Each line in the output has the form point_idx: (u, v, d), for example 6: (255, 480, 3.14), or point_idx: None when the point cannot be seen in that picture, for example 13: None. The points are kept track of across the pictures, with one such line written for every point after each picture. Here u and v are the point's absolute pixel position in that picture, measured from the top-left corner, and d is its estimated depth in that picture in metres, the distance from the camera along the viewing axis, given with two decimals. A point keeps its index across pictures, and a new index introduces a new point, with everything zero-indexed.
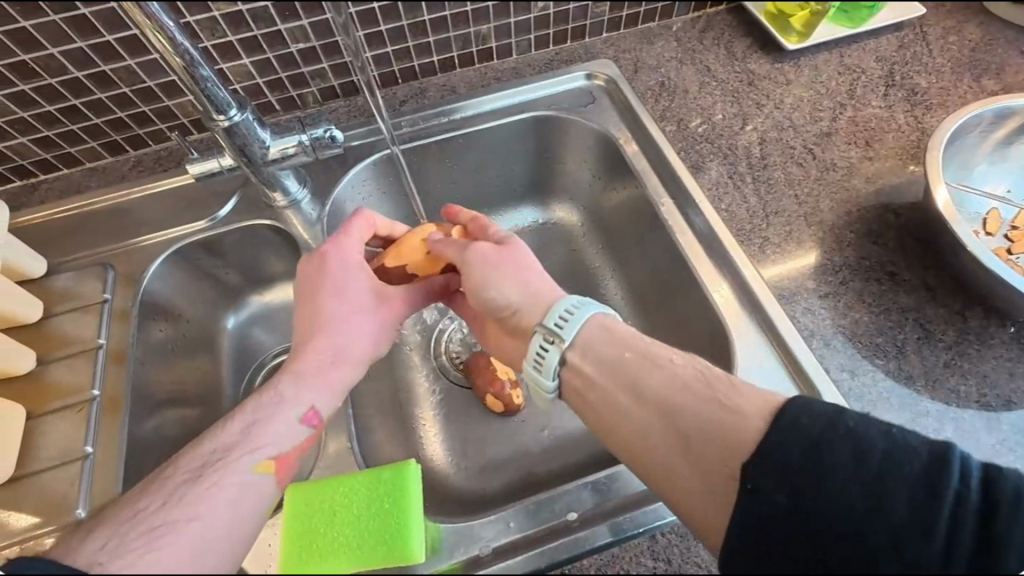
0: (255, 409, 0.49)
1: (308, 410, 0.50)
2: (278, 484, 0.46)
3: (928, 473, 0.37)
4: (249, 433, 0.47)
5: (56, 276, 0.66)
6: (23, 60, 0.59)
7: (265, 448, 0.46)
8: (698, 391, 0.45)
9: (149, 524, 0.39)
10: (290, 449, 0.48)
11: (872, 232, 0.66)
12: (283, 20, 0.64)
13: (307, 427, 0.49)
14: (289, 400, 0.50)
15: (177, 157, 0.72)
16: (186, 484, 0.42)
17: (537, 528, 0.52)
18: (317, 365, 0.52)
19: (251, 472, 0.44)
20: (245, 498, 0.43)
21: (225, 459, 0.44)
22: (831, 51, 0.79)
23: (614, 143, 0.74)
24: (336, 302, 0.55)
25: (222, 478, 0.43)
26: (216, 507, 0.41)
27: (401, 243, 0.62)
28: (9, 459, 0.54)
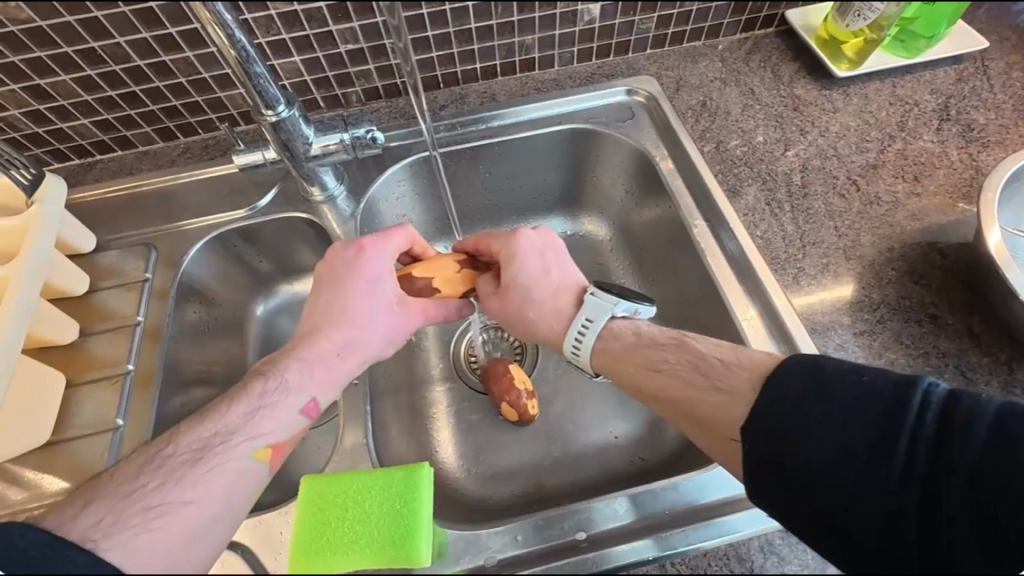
0: (260, 395, 0.50)
1: (309, 403, 0.51)
2: (271, 470, 0.48)
3: (887, 415, 0.40)
4: (252, 418, 0.48)
5: (104, 253, 0.69)
6: (92, 47, 0.62)
7: (265, 436, 0.48)
8: (694, 378, 0.50)
9: (146, 503, 0.42)
10: (287, 439, 0.49)
11: (915, 271, 0.63)
12: (335, 21, 0.66)
13: (305, 418, 0.51)
14: (293, 389, 0.51)
15: (224, 147, 0.75)
16: (187, 464, 0.44)
17: (542, 545, 0.52)
18: (325, 356, 0.53)
19: (250, 458, 0.46)
20: (237, 485, 0.45)
21: (227, 443, 0.46)
22: (883, 81, 0.76)
23: (649, 160, 0.74)
24: (360, 295, 0.55)
25: (222, 463, 0.45)
26: (209, 492, 0.43)
27: (433, 259, 0.62)
28: (47, 425, 0.57)
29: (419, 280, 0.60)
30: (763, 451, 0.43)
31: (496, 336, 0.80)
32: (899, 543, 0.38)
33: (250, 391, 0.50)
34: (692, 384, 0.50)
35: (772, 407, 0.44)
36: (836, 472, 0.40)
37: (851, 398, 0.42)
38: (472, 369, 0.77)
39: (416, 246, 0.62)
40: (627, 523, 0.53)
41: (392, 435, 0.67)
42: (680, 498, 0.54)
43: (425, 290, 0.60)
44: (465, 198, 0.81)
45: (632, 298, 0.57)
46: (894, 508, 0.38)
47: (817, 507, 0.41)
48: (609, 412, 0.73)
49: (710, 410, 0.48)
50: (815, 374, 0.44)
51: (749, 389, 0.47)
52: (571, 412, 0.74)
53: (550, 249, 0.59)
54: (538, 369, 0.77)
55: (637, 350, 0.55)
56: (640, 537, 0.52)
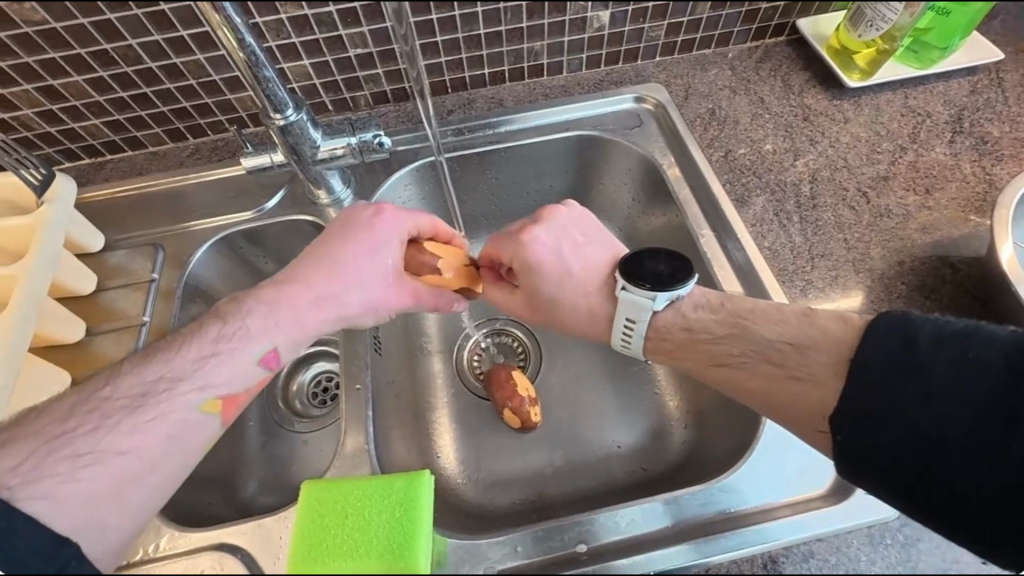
0: (215, 339, 0.49)
1: (268, 352, 0.51)
2: (223, 421, 0.49)
3: (998, 382, 0.40)
4: (202, 366, 0.48)
5: (111, 252, 0.70)
6: (104, 48, 0.63)
7: (216, 388, 0.48)
8: (766, 369, 0.51)
9: (76, 449, 0.44)
10: (241, 390, 0.50)
11: (925, 285, 0.62)
12: (345, 26, 0.66)
13: (263, 369, 0.51)
14: (253, 337, 0.50)
15: (232, 149, 0.76)
16: (128, 410, 0.46)
17: (543, 557, 0.51)
18: (298, 308, 0.52)
19: (197, 410, 0.47)
20: (182, 432, 0.47)
21: (171, 391, 0.47)
22: (895, 91, 0.76)
23: (657, 168, 0.74)
24: (360, 255, 0.54)
25: (165, 411, 0.46)
26: (151, 440, 0.45)
27: (446, 245, 0.62)
28: None
29: (427, 255, 0.60)
30: (852, 431, 0.44)
31: (500, 342, 0.80)
32: (957, 496, 0.40)
33: (199, 340, 0.49)
34: (763, 374, 0.51)
35: (858, 388, 0.44)
36: (937, 443, 0.41)
37: (949, 365, 0.42)
38: (475, 375, 0.77)
39: (440, 234, 0.62)
40: (627, 536, 0.52)
41: (394, 440, 0.66)
42: (685, 510, 0.53)
43: (428, 268, 0.60)
44: (473, 203, 0.81)
45: (669, 285, 0.55)
46: (948, 467, 0.40)
47: (870, 456, 0.43)
48: (613, 422, 0.73)
49: (781, 399, 0.50)
50: (903, 347, 0.43)
51: (833, 378, 0.47)
52: (575, 421, 0.73)
53: (569, 235, 0.59)
54: (542, 377, 0.77)
55: (696, 347, 0.55)
56: (680, 542, 0.51)
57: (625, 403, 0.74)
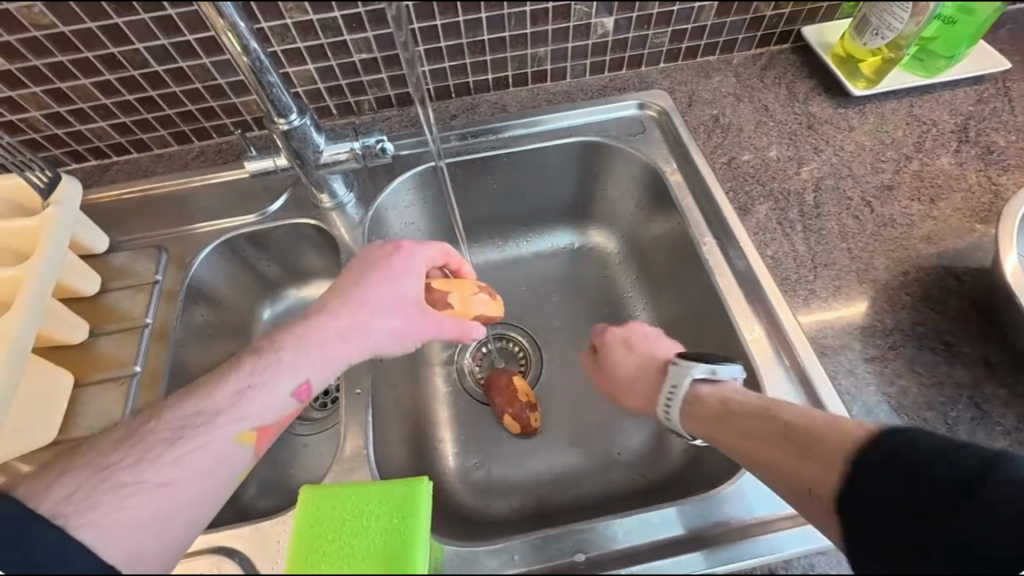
0: (253, 369, 0.49)
1: (301, 385, 0.50)
2: (255, 455, 0.48)
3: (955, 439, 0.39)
4: (239, 400, 0.48)
5: (116, 254, 0.70)
6: (112, 52, 0.64)
7: (251, 420, 0.48)
8: (790, 447, 0.47)
9: (121, 480, 0.42)
10: (274, 423, 0.49)
11: (930, 296, 0.62)
12: (350, 31, 0.67)
13: (295, 401, 0.50)
14: (286, 368, 0.50)
15: (236, 152, 0.76)
16: (167, 442, 0.45)
17: (541, 565, 0.51)
18: (326, 340, 0.52)
19: (233, 442, 0.47)
20: (220, 467, 0.46)
21: (211, 422, 0.46)
22: (900, 100, 0.75)
23: (660, 175, 0.74)
24: (378, 287, 0.54)
25: (204, 444, 0.45)
26: (188, 473, 0.44)
27: (461, 280, 0.63)
28: (53, 424, 0.58)
29: (439, 291, 0.60)
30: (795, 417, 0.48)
31: (501, 347, 0.80)
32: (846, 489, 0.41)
33: (234, 374, 0.49)
34: (797, 453, 0.46)
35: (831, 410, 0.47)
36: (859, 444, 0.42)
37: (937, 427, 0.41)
38: (475, 380, 0.77)
39: (451, 264, 0.62)
40: (626, 546, 0.52)
41: (394, 445, 0.66)
42: (686, 520, 0.53)
43: (439, 301, 0.60)
44: (475, 207, 0.81)
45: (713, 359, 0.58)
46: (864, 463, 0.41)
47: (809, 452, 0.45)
48: (613, 429, 0.73)
49: (800, 473, 0.45)
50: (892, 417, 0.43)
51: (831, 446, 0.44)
52: (575, 427, 0.73)
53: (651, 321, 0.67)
54: (541, 382, 0.77)
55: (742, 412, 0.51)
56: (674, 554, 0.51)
57: (625, 409, 0.74)
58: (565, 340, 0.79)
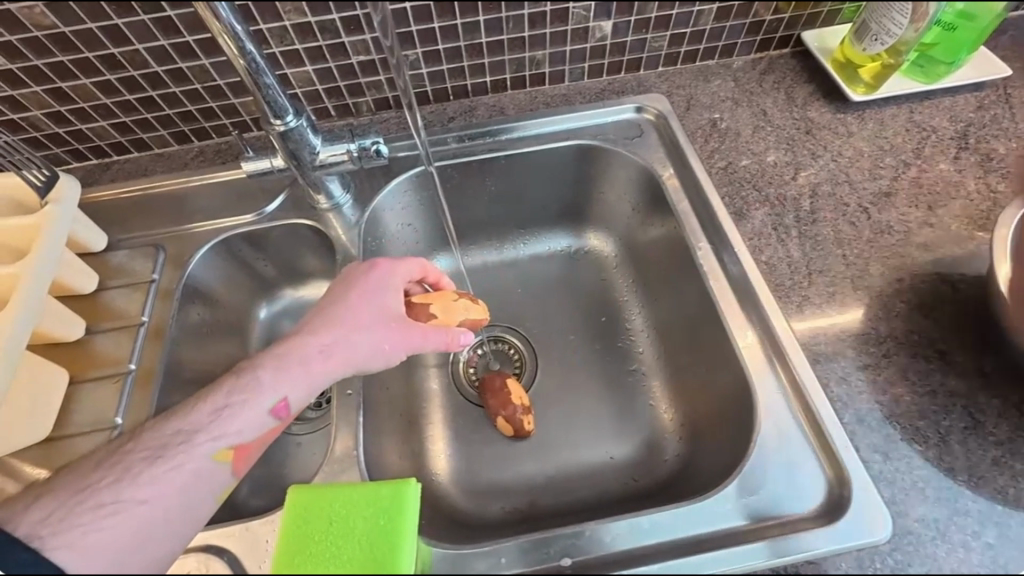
0: (228, 392, 0.50)
1: (279, 402, 0.50)
2: (234, 473, 0.48)
3: None
4: (218, 417, 0.49)
5: (114, 252, 0.71)
6: (112, 52, 0.64)
7: (229, 437, 0.48)
8: None
9: (100, 500, 0.44)
10: (252, 441, 0.49)
11: (924, 303, 0.61)
12: (348, 33, 0.67)
13: (274, 418, 0.50)
14: (263, 387, 0.50)
15: (235, 152, 0.77)
16: (149, 459, 0.46)
17: (528, 568, 0.51)
18: (303, 357, 0.53)
19: (210, 460, 0.47)
20: (196, 485, 0.46)
21: (190, 441, 0.47)
22: (900, 106, 0.75)
23: (657, 179, 0.74)
24: (355, 303, 0.56)
25: (182, 462, 0.46)
26: (166, 491, 0.45)
27: (442, 293, 0.63)
28: (48, 419, 0.58)
29: (420, 306, 0.61)
30: None
31: (496, 348, 0.80)
32: None
33: (215, 393, 0.50)
34: None
35: None
36: None
37: None
38: (470, 382, 0.77)
39: (428, 277, 0.63)
40: (616, 551, 0.52)
41: (387, 447, 0.66)
42: (675, 530, 0.53)
43: (420, 314, 0.60)
44: (471, 209, 0.81)
45: None
46: None
47: None
48: (606, 433, 0.73)
49: None
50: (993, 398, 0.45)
51: None
52: (568, 430, 0.73)
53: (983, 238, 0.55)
54: (536, 385, 0.77)
55: None
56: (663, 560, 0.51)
57: (619, 414, 0.74)
58: (559, 343, 0.79)
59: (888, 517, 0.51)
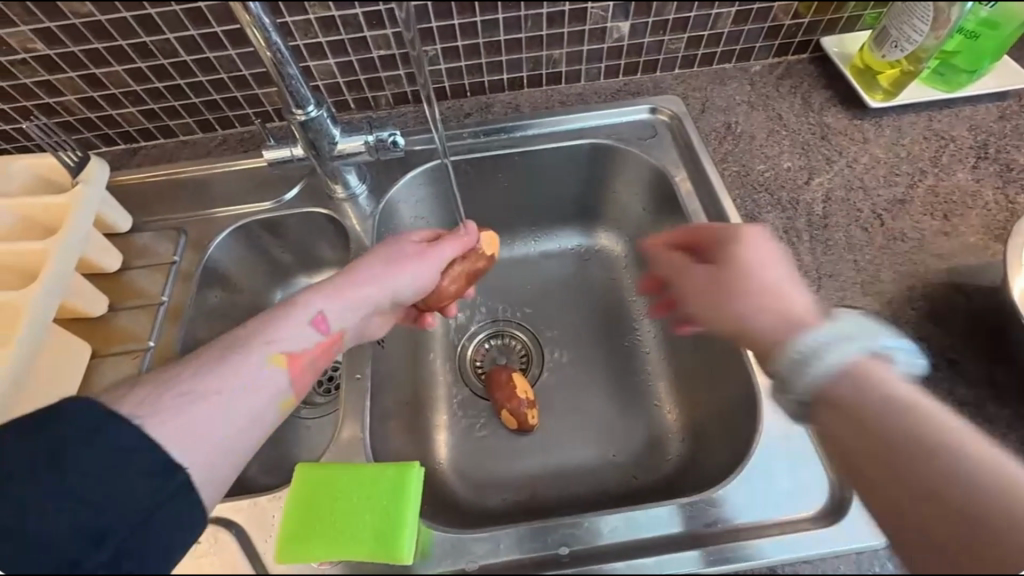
0: (269, 313, 0.52)
1: (318, 316, 0.53)
2: (289, 379, 0.50)
3: None
4: (263, 329, 0.51)
5: (138, 234, 0.74)
6: (144, 41, 0.67)
7: (279, 344, 0.50)
8: None
9: None
10: (302, 351, 0.52)
11: (936, 312, 0.61)
12: (370, 28, 0.69)
13: (318, 331, 0.53)
14: (303, 306, 0.53)
15: (257, 141, 0.79)
16: (210, 362, 0.47)
17: (525, 556, 0.52)
18: (339, 282, 0.56)
19: (267, 364, 0.49)
20: (259, 389, 0.48)
21: (243, 351, 0.49)
22: (918, 114, 0.74)
23: (669, 179, 0.74)
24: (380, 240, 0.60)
25: (239, 366, 0.48)
26: (227, 388, 0.46)
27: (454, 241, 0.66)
28: (71, 390, 0.61)
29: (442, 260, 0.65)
30: None
31: (503, 342, 0.81)
32: None
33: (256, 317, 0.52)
34: None
35: None
36: None
37: None
38: (476, 374, 0.78)
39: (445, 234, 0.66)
40: (612, 542, 0.52)
41: (392, 432, 0.68)
42: (674, 524, 0.53)
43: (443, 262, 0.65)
44: (483, 205, 0.82)
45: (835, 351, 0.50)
46: None
47: None
48: (608, 431, 0.73)
49: None
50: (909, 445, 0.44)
51: None
52: (571, 425, 0.74)
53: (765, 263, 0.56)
54: (541, 381, 0.77)
55: None
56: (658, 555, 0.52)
57: (623, 412, 0.74)
58: (566, 340, 0.80)
59: None
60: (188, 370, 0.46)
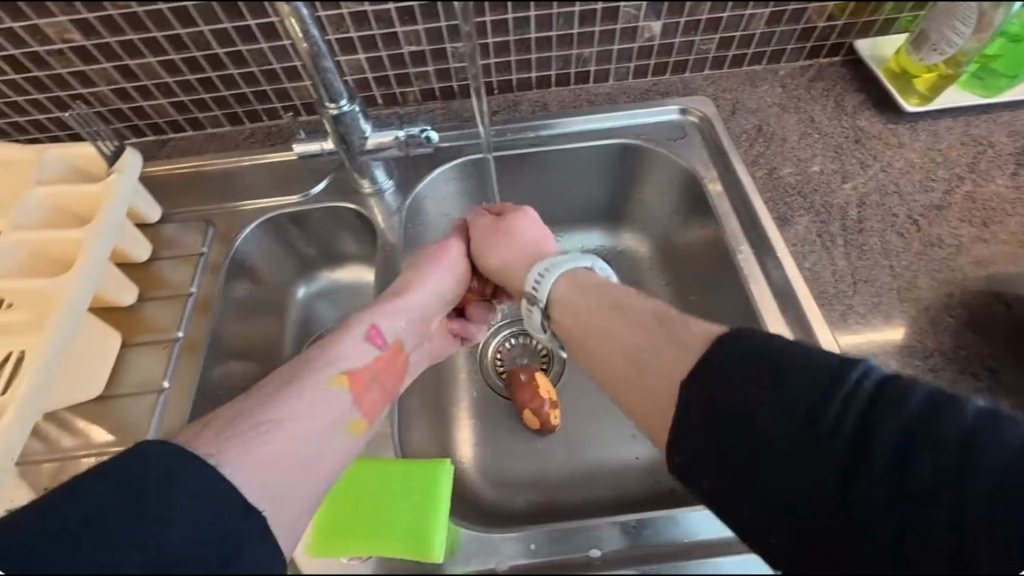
0: (328, 338, 0.56)
1: (372, 330, 0.57)
2: (354, 394, 0.53)
3: None
4: (324, 352, 0.54)
5: (166, 225, 0.74)
6: (178, 33, 0.67)
7: (340, 364, 0.53)
8: None
9: None
10: (362, 366, 0.55)
11: (975, 321, 0.59)
12: (401, 23, 0.69)
13: (374, 344, 0.57)
14: (356, 326, 0.57)
15: (285, 135, 0.79)
16: (278, 389, 0.50)
17: (554, 558, 0.52)
18: (386, 301, 0.60)
19: (330, 383, 0.52)
20: (326, 408, 0.50)
21: (308, 375, 0.52)
22: (955, 118, 0.73)
23: (698, 181, 0.73)
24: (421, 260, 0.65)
25: (309, 388, 0.51)
26: (300, 409, 0.49)
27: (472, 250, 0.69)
28: (100, 378, 0.61)
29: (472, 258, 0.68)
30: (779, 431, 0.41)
31: (524, 342, 0.80)
32: None
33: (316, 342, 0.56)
34: None
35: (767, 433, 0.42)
36: None
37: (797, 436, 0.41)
38: (497, 373, 0.78)
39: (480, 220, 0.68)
40: (644, 543, 0.52)
41: (416, 430, 0.68)
42: (708, 529, 0.53)
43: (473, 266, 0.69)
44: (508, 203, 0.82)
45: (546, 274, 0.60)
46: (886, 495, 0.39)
47: None
48: (631, 434, 0.72)
49: None
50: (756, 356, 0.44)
51: None
52: (593, 427, 0.73)
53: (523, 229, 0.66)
54: (563, 381, 0.77)
55: None
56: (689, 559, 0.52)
57: None
58: None
59: None
60: (259, 400, 0.49)
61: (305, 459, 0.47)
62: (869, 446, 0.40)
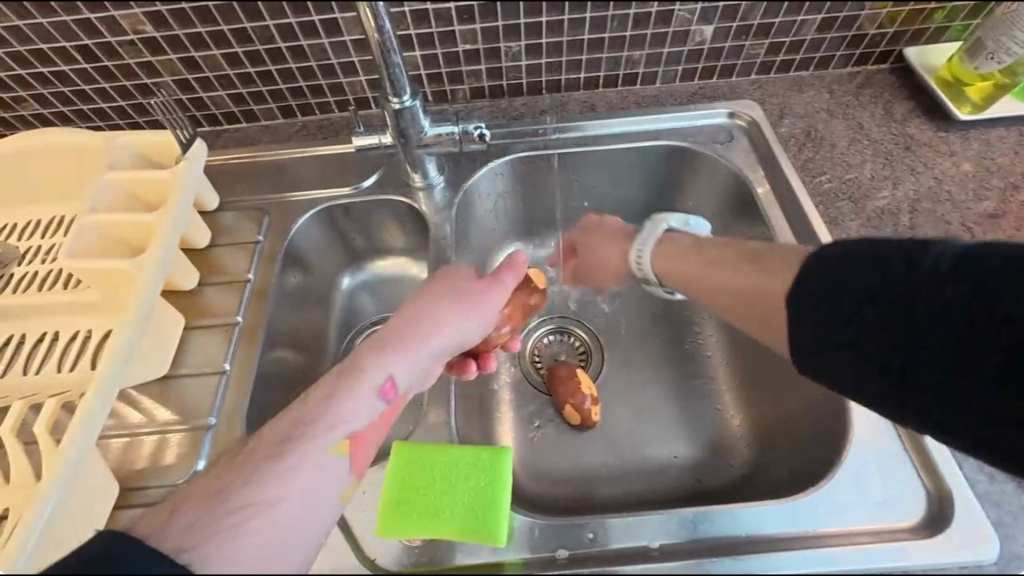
0: (331, 385, 0.49)
1: (386, 382, 0.50)
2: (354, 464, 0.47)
3: None
4: (328, 406, 0.47)
5: (222, 213, 0.76)
6: (244, 27, 0.69)
7: (343, 427, 0.47)
8: None
9: None
10: (367, 425, 0.49)
11: None
12: (460, 22, 0.70)
13: (384, 399, 0.50)
14: (368, 372, 0.50)
15: (337, 128, 0.81)
16: (272, 457, 0.43)
17: (615, 549, 0.52)
18: (398, 344, 0.53)
19: (331, 452, 0.45)
20: (324, 479, 0.44)
21: (307, 436, 0.45)
22: (1008, 128, 0.73)
23: (746, 183, 0.74)
24: (439, 298, 0.57)
25: (308, 456, 0.44)
26: (296, 484, 0.42)
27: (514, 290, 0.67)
28: (165, 358, 0.63)
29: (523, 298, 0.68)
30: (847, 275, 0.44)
31: (563, 339, 0.81)
32: None
33: (321, 384, 0.49)
34: None
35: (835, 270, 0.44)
36: None
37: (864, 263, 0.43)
38: (535, 368, 0.78)
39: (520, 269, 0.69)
40: (701, 536, 0.53)
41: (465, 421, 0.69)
42: (758, 524, 0.53)
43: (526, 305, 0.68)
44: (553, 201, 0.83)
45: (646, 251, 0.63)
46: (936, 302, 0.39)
47: None
48: (673, 433, 0.73)
49: None
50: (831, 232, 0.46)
51: None
52: (636, 424, 0.74)
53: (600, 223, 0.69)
54: (603, 377, 0.77)
55: None
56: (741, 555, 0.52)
57: (690, 414, 0.74)
58: (631, 340, 0.80)
59: (994, 536, 0.52)
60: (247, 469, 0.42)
61: (300, 543, 0.41)
62: (895, 280, 0.42)
